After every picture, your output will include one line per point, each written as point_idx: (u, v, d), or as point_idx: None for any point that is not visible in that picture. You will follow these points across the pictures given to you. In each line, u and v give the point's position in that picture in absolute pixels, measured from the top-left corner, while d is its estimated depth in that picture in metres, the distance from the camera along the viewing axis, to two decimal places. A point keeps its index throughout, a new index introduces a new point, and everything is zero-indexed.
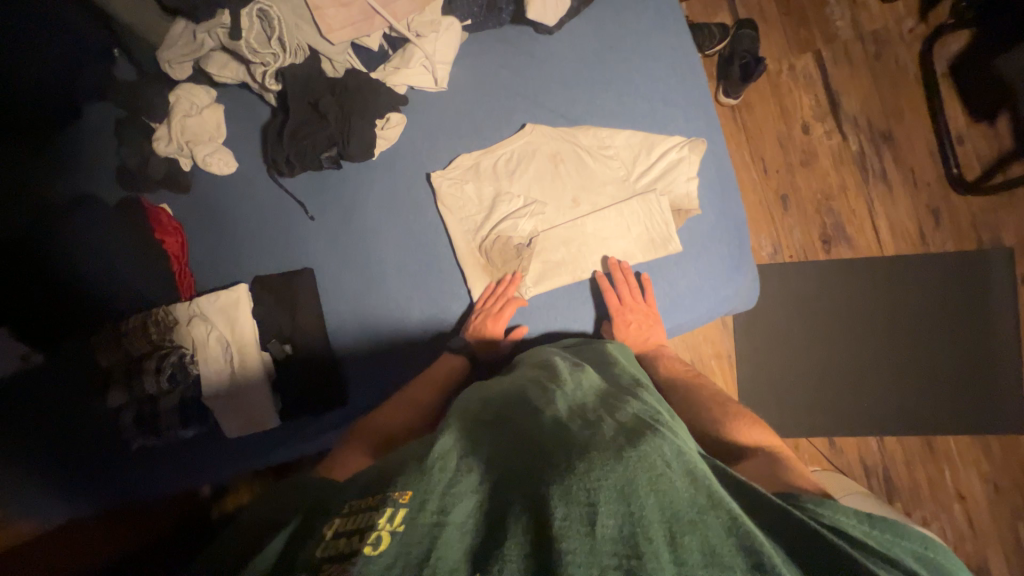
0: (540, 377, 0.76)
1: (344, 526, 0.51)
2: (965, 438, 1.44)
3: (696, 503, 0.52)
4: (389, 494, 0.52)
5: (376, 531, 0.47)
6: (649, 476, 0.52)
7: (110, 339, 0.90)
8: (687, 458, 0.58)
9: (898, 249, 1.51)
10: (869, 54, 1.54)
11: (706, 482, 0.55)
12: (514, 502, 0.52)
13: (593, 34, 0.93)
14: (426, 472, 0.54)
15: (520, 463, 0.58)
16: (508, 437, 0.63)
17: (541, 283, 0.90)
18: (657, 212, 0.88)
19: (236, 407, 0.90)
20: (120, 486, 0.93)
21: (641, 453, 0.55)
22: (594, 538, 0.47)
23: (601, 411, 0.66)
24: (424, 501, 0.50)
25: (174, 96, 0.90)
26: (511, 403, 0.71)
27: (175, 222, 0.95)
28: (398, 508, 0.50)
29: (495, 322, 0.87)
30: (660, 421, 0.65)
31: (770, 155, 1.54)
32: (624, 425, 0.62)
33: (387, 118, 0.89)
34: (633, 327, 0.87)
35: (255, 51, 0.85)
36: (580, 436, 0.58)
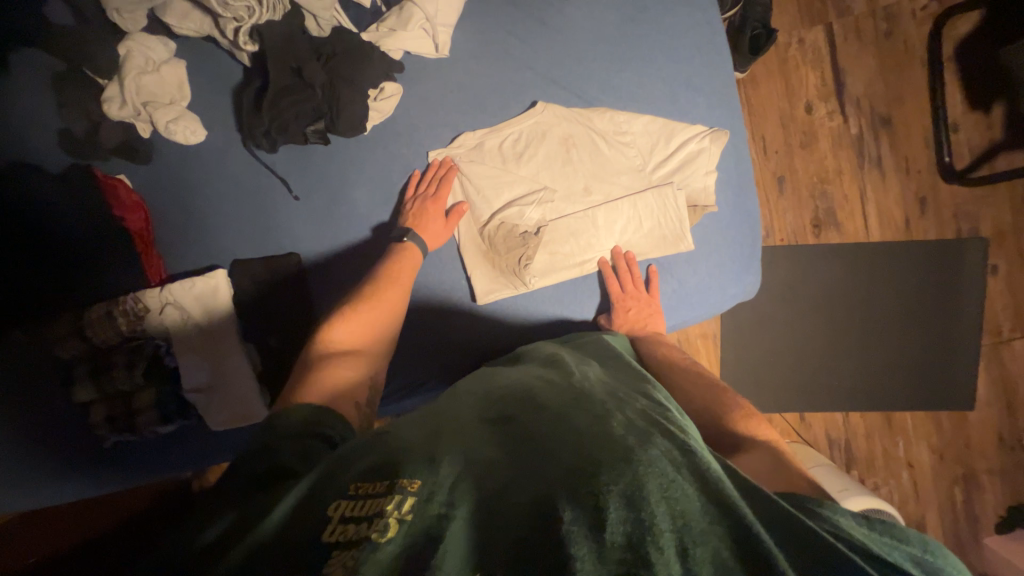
0: (546, 372, 0.70)
1: (352, 510, 0.45)
2: (922, 414, 1.55)
3: (709, 510, 0.44)
4: (396, 480, 0.48)
5: (383, 518, 0.43)
6: (661, 482, 0.45)
7: (72, 330, 0.82)
8: (703, 457, 0.50)
9: (882, 236, 1.54)
10: (879, 31, 1.49)
11: (725, 484, 0.47)
12: (518, 501, 0.47)
13: (614, 1, 0.83)
14: (435, 465, 0.50)
15: (524, 459, 0.52)
16: (510, 430, 0.57)
17: (547, 277, 0.86)
18: (671, 207, 0.85)
19: (221, 402, 0.85)
20: (97, 481, 0.88)
21: (650, 455, 0.48)
22: (602, 544, 0.41)
23: (610, 404, 0.60)
24: (432, 492, 0.47)
25: (125, 49, 0.77)
26: (515, 393, 0.65)
27: (136, 196, 0.83)
28: (407, 496, 0.46)
29: (434, 206, 0.82)
30: (676, 419, 0.58)
31: (771, 134, 1.51)
32: (635, 423, 0.55)
33: (381, 87, 0.79)
34: (631, 313, 0.85)
35: (225, 4, 0.72)
36: (589, 432, 0.52)
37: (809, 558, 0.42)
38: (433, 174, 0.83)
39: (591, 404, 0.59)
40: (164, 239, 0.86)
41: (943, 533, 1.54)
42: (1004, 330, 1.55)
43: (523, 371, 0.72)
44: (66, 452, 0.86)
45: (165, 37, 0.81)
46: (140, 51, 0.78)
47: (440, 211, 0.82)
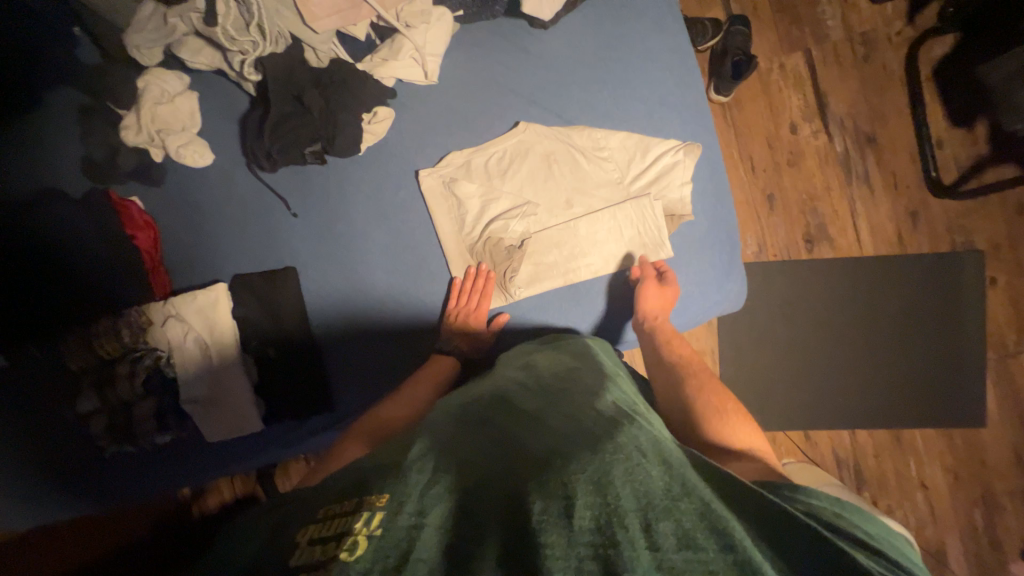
0: (516, 378, 0.71)
1: (319, 533, 0.43)
2: (931, 431, 1.51)
3: (670, 491, 0.46)
4: (365, 498, 0.45)
5: (352, 536, 0.41)
6: (625, 466, 0.47)
7: (78, 342, 0.85)
8: (662, 445, 0.53)
9: (876, 250, 1.55)
10: (858, 55, 1.55)
11: (682, 468, 0.50)
12: (489, 502, 0.47)
13: (590, 30, 0.90)
14: (404, 474, 0.48)
15: (495, 462, 0.52)
16: (483, 437, 0.58)
17: (532, 286, 0.89)
18: (649, 216, 0.88)
19: (217, 412, 0.87)
20: (98, 493, 0.90)
21: (615, 444, 0.50)
22: (573, 533, 0.42)
23: (579, 402, 0.62)
24: (402, 502, 0.44)
25: (143, 82, 0.85)
26: (487, 401, 0.65)
27: (147, 215, 0.89)
28: (376, 511, 0.43)
29: (478, 319, 0.88)
30: (638, 414, 0.61)
31: (758, 154, 1.55)
32: (602, 418, 0.57)
33: (374, 112, 0.85)
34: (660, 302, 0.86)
35: (233, 39, 0.78)
36: (559, 435, 0.53)
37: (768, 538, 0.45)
38: (472, 284, 0.89)
39: (561, 409, 0.60)
40: (170, 256, 0.91)
41: (963, 558, 1.47)
42: (1009, 343, 1.52)
43: (496, 378, 0.74)
44: (66, 465, 0.89)
45: (178, 70, 0.88)
46: (158, 85, 0.85)
47: (484, 321, 0.89)
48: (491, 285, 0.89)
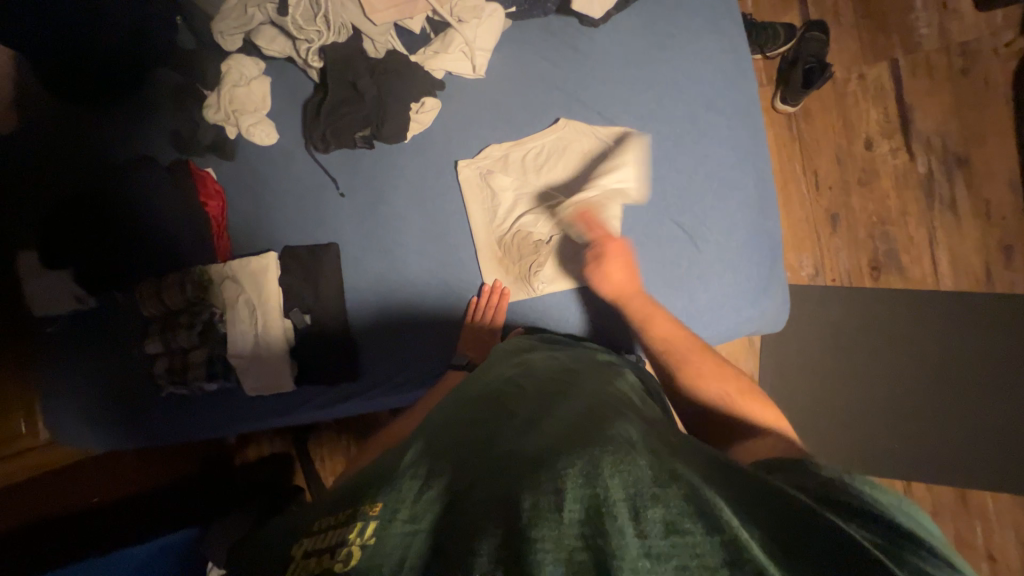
0: (515, 377, 0.71)
1: (315, 544, 0.48)
2: (1006, 495, 1.32)
3: (658, 477, 0.44)
4: (360, 507, 0.49)
5: (347, 547, 0.44)
6: (613, 457, 0.46)
7: (152, 291, 0.97)
8: (654, 441, 0.52)
9: (956, 284, 1.38)
10: (954, 68, 1.40)
11: (674, 461, 0.48)
12: (480, 496, 0.47)
13: (641, 29, 0.89)
14: (396, 483, 0.51)
15: (487, 457, 0.53)
16: (476, 434, 0.58)
17: (556, 282, 0.90)
18: (683, 221, 0.87)
19: (257, 369, 0.96)
20: (153, 428, 1.02)
21: (605, 439, 0.50)
22: (562, 528, 0.41)
23: (576, 403, 0.62)
24: (394, 512, 0.47)
25: (226, 66, 0.95)
26: (486, 400, 0.66)
27: (219, 187, 1.00)
28: (368, 521, 0.46)
29: (490, 332, 0.91)
30: (633, 413, 0.59)
31: (824, 170, 1.44)
32: (596, 417, 0.56)
33: (422, 102, 0.89)
34: (618, 275, 0.84)
35: (300, 28, 0.87)
36: (551, 434, 0.53)
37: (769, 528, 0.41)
38: (488, 299, 0.92)
39: (556, 410, 0.60)
40: (234, 225, 1.01)
41: None
42: None
43: (496, 373, 0.74)
44: (135, 399, 1.02)
45: (256, 57, 0.98)
46: (238, 70, 0.95)
47: (497, 333, 0.90)
48: (505, 301, 0.91)
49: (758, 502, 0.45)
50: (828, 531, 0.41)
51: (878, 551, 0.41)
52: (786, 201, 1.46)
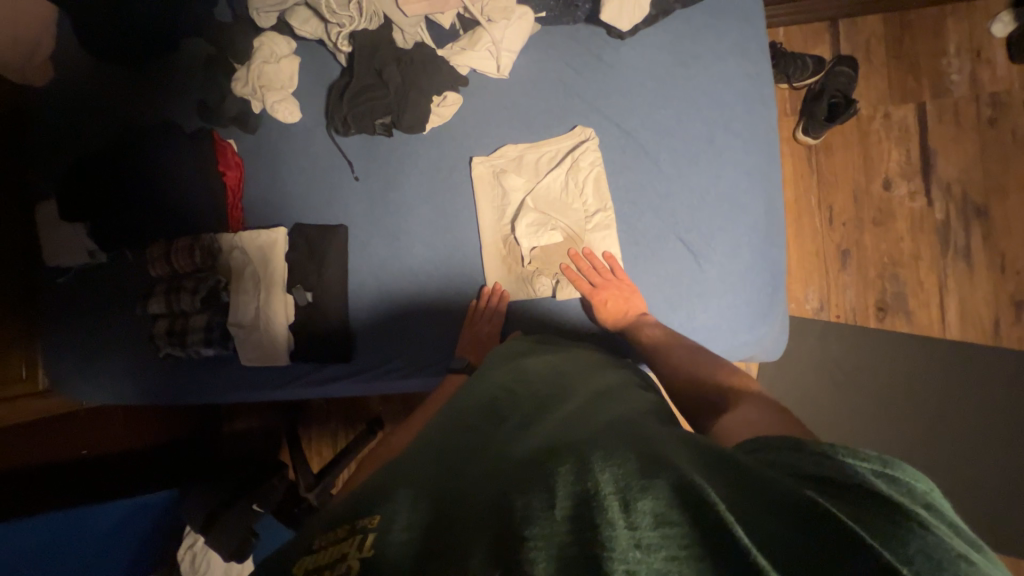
0: (511, 381, 0.72)
1: (318, 560, 0.44)
2: (993, 553, 1.30)
3: (645, 468, 0.45)
4: (358, 521, 0.47)
5: (344, 561, 0.43)
6: (604, 457, 0.47)
7: (161, 254, 0.99)
8: (644, 435, 0.52)
9: (962, 335, 1.39)
10: (981, 117, 1.39)
11: (663, 448, 0.48)
12: (478, 500, 0.47)
13: (667, 46, 0.89)
14: (393, 495, 0.50)
15: (484, 466, 0.53)
16: (472, 445, 0.59)
17: (558, 287, 0.91)
18: (689, 239, 0.87)
19: (255, 340, 0.97)
20: (150, 387, 1.04)
21: (597, 445, 0.50)
22: (554, 527, 0.41)
23: (571, 409, 0.62)
24: (392, 520, 0.46)
25: (258, 42, 0.97)
26: (483, 408, 0.67)
27: (238, 158, 1.01)
28: (367, 534, 0.45)
29: (489, 335, 0.91)
30: (626, 413, 0.60)
31: (840, 206, 1.43)
32: (588, 423, 0.57)
33: (445, 96, 0.91)
34: (610, 305, 0.86)
35: (333, 11, 0.90)
36: (545, 440, 0.54)
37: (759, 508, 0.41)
38: (488, 301, 0.92)
39: (550, 417, 0.61)
40: (249, 197, 1.02)
41: None
42: None
43: (490, 378, 0.75)
44: (133, 357, 1.04)
45: (288, 36, 1.00)
46: (270, 47, 0.97)
47: (495, 334, 0.91)
48: (505, 303, 0.92)
49: (748, 488, 0.43)
50: (823, 527, 0.39)
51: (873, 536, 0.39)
52: (798, 232, 1.45)
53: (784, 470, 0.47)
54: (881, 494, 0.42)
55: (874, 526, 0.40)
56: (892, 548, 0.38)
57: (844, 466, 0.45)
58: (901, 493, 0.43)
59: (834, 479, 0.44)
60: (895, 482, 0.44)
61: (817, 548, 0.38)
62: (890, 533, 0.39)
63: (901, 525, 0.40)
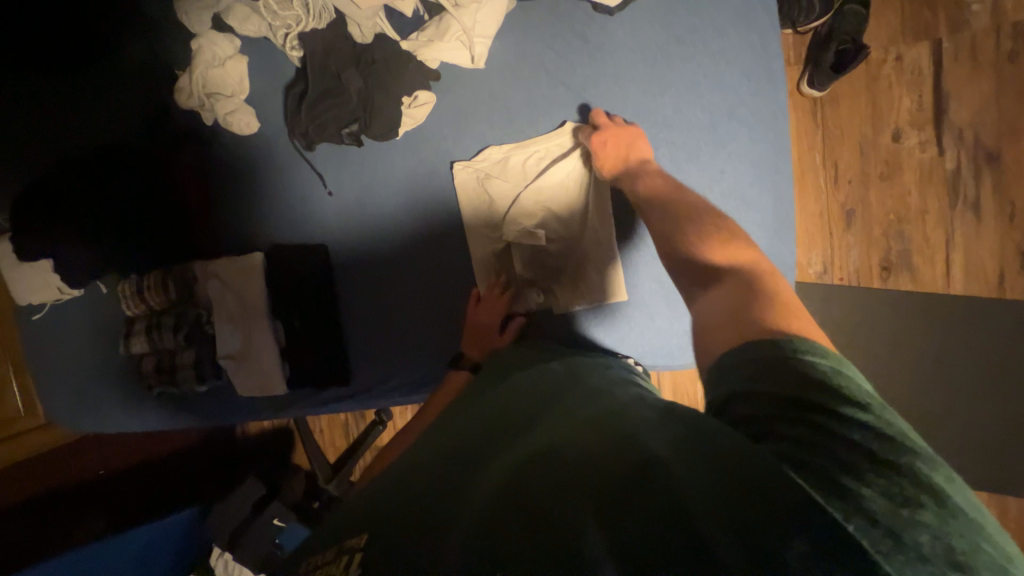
0: (502, 392, 0.67)
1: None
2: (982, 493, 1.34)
3: (617, 454, 0.42)
4: (346, 542, 0.45)
5: None
6: (578, 449, 0.45)
7: (132, 290, 0.94)
8: (628, 421, 0.48)
9: (965, 288, 1.34)
10: (1001, 53, 1.27)
11: (639, 432, 0.45)
12: (452, 503, 0.45)
13: (660, 21, 0.82)
14: (378, 509, 0.48)
15: (461, 466, 0.51)
16: (458, 443, 0.56)
17: (557, 300, 0.88)
18: None
19: (248, 370, 0.94)
20: (146, 420, 1.02)
21: (575, 434, 0.48)
22: (522, 527, 0.38)
23: (557, 399, 0.59)
24: (375, 536, 0.44)
25: (196, 45, 0.85)
26: (475, 413, 0.64)
27: (200, 176, 0.94)
28: (354, 553, 0.43)
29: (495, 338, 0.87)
30: (616, 399, 0.56)
31: (845, 162, 1.35)
32: (573, 413, 0.54)
33: (415, 96, 0.84)
34: (609, 147, 0.80)
35: (277, 14, 0.84)
36: (527, 437, 0.52)
37: (736, 480, 0.37)
38: (495, 303, 0.88)
39: (538, 416, 0.57)
40: (217, 220, 0.95)
41: None
42: None
43: (492, 384, 0.73)
44: (129, 390, 1.02)
45: (230, 32, 0.88)
46: (210, 49, 0.85)
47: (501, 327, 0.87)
48: (506, 309, 0.88)
49: (720, 454, 0.40)
50: (793, 489, 0.36)
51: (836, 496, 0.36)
52: (801, 193, 1.38)
53: (758, 413, 0.44)
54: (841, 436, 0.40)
55: (825, 476, 0.38)
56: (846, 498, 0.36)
57: (808, 406, 0.43)
58: (867, 435, 0.41)
59: (798, 423, 0.42)
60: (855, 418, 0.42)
61: (771, 509, 0.35)
62: (847, 487, 0.37)
63: (858, 477, 0.38)
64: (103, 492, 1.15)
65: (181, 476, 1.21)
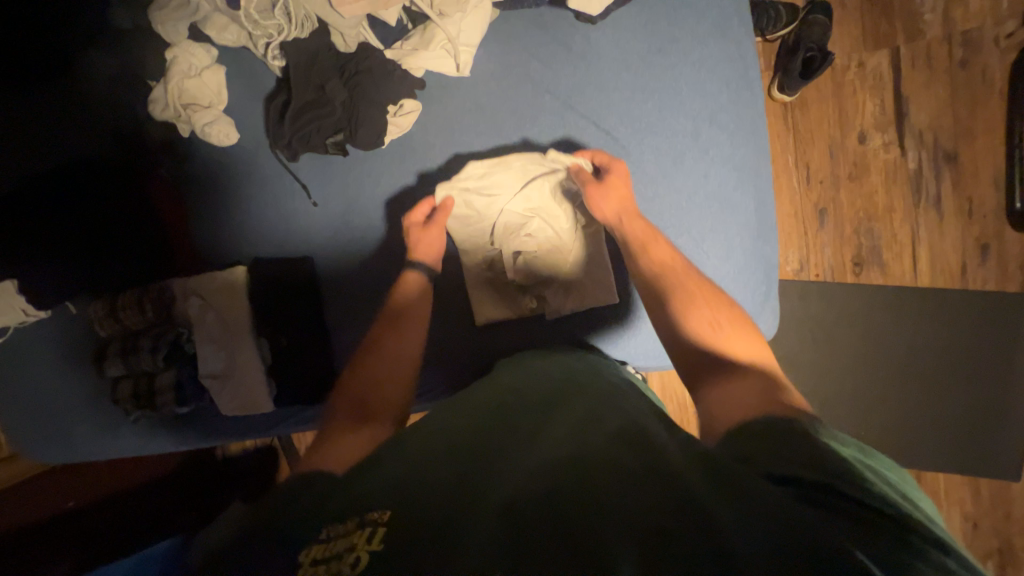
0: (516, 389, 0.68)
1: (325, 552, 0.43)
2: (957, 476, 1.40)
3: (645, 467, 0.45)
4: (366, 512, 0.46)
5: (354, 552, 0.41)
6: (605, 456, 0.47)
7: (106, 311, 0.90)
8: (660, 444, 0.49)
9: (932, 281, 1.41)
10: (954, 59, 1.35)
11: (661, 447, 0.48)
12: (476, 490, 0.46)
13: (641, 31, 0.84)
14: (398, 483, 0.48)
15: (480, 454, 0.52)
16: (472, 429, 0.57)
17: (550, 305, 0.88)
18: None
19: (232, 390, 0.90)
20: (126, 445, 0.97)
21: (598, 440, 0.50)
22: (555, 524, 0.40)
23: (571, 400, 0.61)
24: (398, 511, 0.44)
25: (171, 55, 0.83)
26: (484, 401, 0.65)
27: (175, 189, 0.90)
28: (378, 526, 0.43)
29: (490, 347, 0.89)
30: (629, 408, 0.58)
31: (816, 163, 1.41)
32: (590, 417, 0.56)
33: (401, 104, 0.83)
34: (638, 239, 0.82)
35: (257, 23, 0.82)
36: (548, 435, 0.53)
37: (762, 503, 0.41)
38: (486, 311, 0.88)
39: (561, 418, 0.57)
40: (196, 233, 0.92)
41: None
42: None
43: (499, 378, 0.74)
44: (103, 416, 0.97)
45: (207, 42, 0.86)
46: (186, 59, 0.83)
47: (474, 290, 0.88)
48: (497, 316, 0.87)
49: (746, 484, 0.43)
50: (806, 520, 0.39)
51: (859, 531, 0.39)
52: (776, 194, 1.43)
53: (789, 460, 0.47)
54: (874, 514, 0.41)
55: (866, 542, 0.38)
56: (862, 550, 0.38)
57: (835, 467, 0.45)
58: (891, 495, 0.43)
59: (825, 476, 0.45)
60: (890, 500, 0.43)
61: (793, 534, 0.37)
62: (871, 528, 0.40)
63: (897, 547, 0.38)
64: (76, 527, 1.09)
65: (159, 507, 1.16)
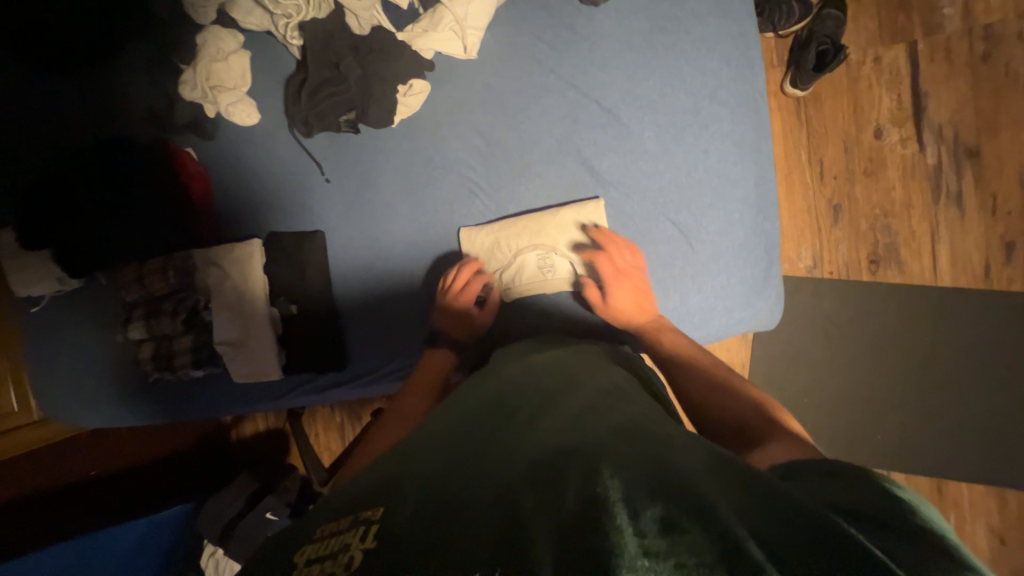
0: (515, 383, 0.66)
1: (319, 550, 0.41)
2: (983, 486, 1.33)
3: (652, 471, 0.42)
4: (361, 513, 0.44)
5: (348, 551, 0.40)
6: (609, 455, 0.44)
7: (133, 278, 0.96)
8: (669, 450, 0.46)
9: (954, 281, 1.36)
10: (974, 53, 1.33)
11: (668, 451, 0.46)
12: (478, 491, 0.44)
13: (644, 13, 0.88)
14: (398, 485, 0.47)
15: (480, 455, 0.50)
16: (475, 431, 0.55)
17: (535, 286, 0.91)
18: (661, 236, 0.90)
19: (244, 357, 0.94)
20: (149, 410, 1.02)
21: (602, 440, 0.47)
22: (560, 525, 0.38)
23: (577, 399, 0.58)
24: (394, 512, 0.43)
25: (202, 39, 0.90)
26: (486, 400, 0.63)
27: (200, 166, 0.95)
28: (373, 525, 0.42)
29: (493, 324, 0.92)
30: (636, 412, 0.56)
31: (830, 158, 1.39)
32: (594, 417, 0.53)
33: (410, 85, 0.87)
34: (630, 291, 0.86)
35: (278, 2, 0.87)
36: (550, 434, 0.51)
37: (791, 525, 0.37)
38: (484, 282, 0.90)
39: (565, 417, 0.54)
40: (219, 207, 0.97)
41: None
42: None
43: (501, 372, 0.72)
44: (127, 382, 1.02)
45: (234, 29, 0.92)
46: (215, 43, 0.90)
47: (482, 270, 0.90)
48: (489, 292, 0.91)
49: (769, 504, 0.39)
50: (831, 541, 0.36)
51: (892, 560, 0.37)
52: (789, 189, 1.41)
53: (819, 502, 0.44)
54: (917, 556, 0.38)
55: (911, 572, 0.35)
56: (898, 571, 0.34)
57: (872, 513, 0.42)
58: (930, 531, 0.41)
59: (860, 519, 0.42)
60: (926, 536, 0.40)
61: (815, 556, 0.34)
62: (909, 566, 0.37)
63: None
64: (95, 493, 1.14)
65: (173, 479, 1.19)
